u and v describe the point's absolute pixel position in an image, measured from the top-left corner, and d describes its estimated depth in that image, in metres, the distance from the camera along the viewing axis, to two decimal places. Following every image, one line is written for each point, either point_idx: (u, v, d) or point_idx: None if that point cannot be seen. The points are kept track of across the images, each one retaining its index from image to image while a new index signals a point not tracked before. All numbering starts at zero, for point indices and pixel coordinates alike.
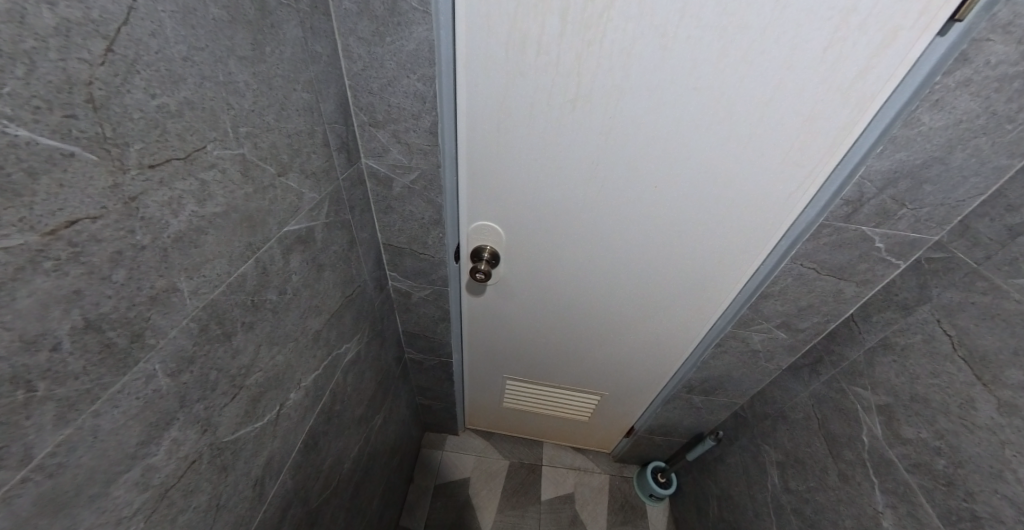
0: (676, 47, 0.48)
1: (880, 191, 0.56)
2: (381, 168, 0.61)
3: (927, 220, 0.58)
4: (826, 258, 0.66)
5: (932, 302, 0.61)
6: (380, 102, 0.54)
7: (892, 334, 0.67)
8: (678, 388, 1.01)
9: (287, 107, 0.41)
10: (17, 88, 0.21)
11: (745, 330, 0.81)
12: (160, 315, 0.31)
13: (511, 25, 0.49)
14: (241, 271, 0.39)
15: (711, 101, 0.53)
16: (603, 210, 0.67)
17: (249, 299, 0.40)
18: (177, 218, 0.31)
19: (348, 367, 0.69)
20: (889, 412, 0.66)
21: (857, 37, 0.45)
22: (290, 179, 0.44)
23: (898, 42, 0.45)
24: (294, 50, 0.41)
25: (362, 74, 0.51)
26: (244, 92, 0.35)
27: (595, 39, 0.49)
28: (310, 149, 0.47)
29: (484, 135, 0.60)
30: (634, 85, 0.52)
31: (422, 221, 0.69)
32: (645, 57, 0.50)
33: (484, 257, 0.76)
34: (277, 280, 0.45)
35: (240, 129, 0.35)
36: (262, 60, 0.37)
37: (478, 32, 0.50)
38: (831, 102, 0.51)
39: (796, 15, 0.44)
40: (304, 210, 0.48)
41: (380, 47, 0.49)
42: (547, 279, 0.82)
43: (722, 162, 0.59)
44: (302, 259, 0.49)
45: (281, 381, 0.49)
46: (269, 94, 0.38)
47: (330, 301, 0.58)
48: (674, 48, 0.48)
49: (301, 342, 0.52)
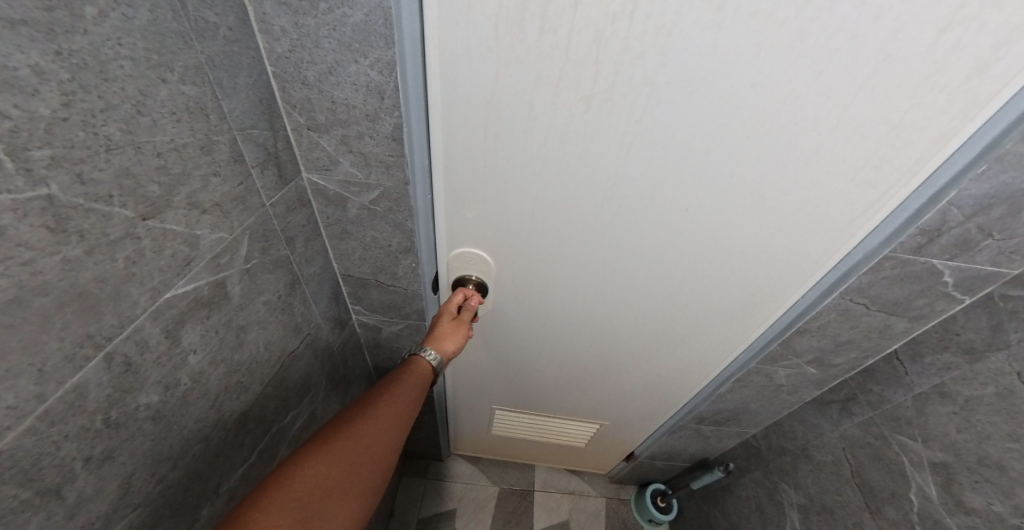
0: (734, 26, 0.34)
1: (965, 220, 0.45)
2: (329, 186, 0.46)
3: (1012, 252, 0.46)
4: (882, 293, 0.54)
5: (1009, 350, 0.51)
6: (320, 97, 0.38)
7: (950, 381, 0.57)
8: (688, 418, 0.90)
9: (151, 112, 0.26)
10: None
11: (772, 365, 0.70)
12: None
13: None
14: (75, 383, 0.24)
15: (772, 104, 0.39)
16: (617, 233, 0.54)
17: (98, 419, 0.25)
18: None
19: (299, 434, 0.55)
20: (948, 472, 0.57)
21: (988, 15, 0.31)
22: (171, 220, 0.29)
23: None
24: (156, 16, 0.25)
25: (290, 58, 0.36)
26: (38, 86, 0.19)
27: (622, 12, 0.34)
28: (206, 172, 0.31)
29: (468, 143, 0.45)
30: (669, 79, 0.38)
31: (388, 249, 0.54)
32: (690, 41, 0.35)
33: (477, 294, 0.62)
34: (159, 372, 0.29)
35: (39, 154, 0.20)
36: (82, 29, 0.21)
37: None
38: (935, 105, 0.37)
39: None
40: (205, 260, 0.32)
41: (311, 18, 0.33)
42: (546, 308, 0.68)
43: (777, 180, 0.45)
44: (208, 328, 0.34)
45: (183, 502, 0.34)
46: (106, 91, 0.23)
47: (264, 368, 0.43)
48: (732, 27, 0.34)
49: (216, 437, 0.37)
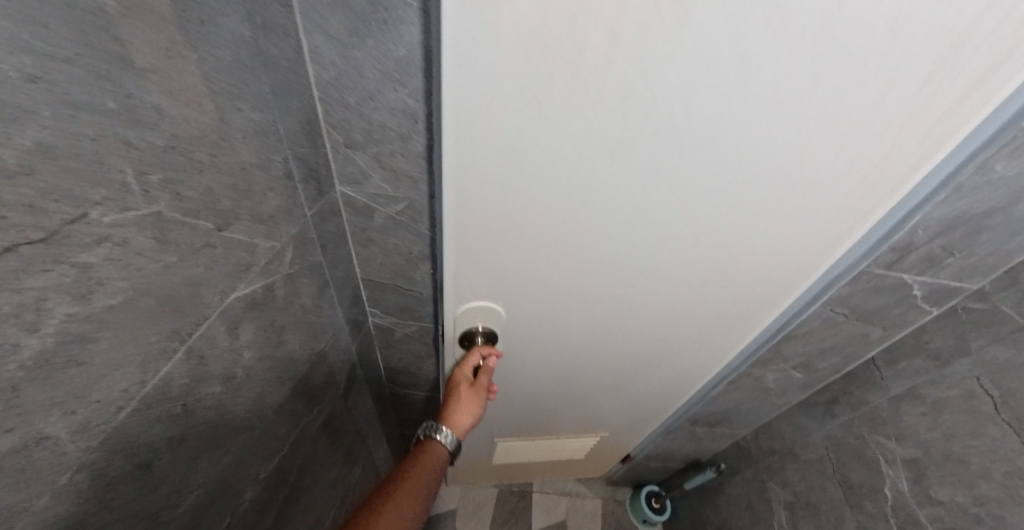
0: (757, 82, 0.33)
1: (930, 239, 0.50)
2: (358, 197, 0.50)
3: (972, 268, 0.52)
4: (860, 303, 0.60)
5: (971, 357, 0.56)
6: (358, 119, 0.42)
7: (921, 384, 0.62)
8: (682, 420, 0.95)
9: (228, 137, 0.30)
10: None
11: (762, 369, 0.75)
12: (16, 488, 0.20)
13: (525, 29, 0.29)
14: (162, 373, 0.27)
15: (780, 147, 0.40)
16: (625, 261, 0.55)
17: (176, 405, 0.29)
18: (39, 334, 0.19)
19: (320, 429, 0.58)
20: (918, 467, 0.63)
21: (960, 68, 0.34)
22: (236, 230, 0.32)
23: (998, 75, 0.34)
24: (236, 54, 0.29)
25: (334, 85, 0.39)
26: (154, 120, 0.23)
27: (654, 72, 0.32)
28: (263, 187, 0.35)
29: (484, 192, 0.43)
30: (690, 129, 0.37)
31: (408, 256, 0.57)
32: (718, 81, 0.33)
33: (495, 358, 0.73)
34: (220, 366, 0.33)
35: (151, 177, 0.24)
36: (186, 71, 0.25)
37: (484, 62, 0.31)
38: (922, 137, 0.40)
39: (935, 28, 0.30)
40: (258, 265, 0.36)
41: (359, 51, 0.36)
42: (552, 327, 0.68)
43: (777, 209, 0.47)
44: (256, 328, 0.37)
45: (231, 486, 0.38)
46: (200, 122, 0.27)
47: (297, 366, 0.47)
48: (754, 83, 0.33)
49: (258, 428, 0.41)
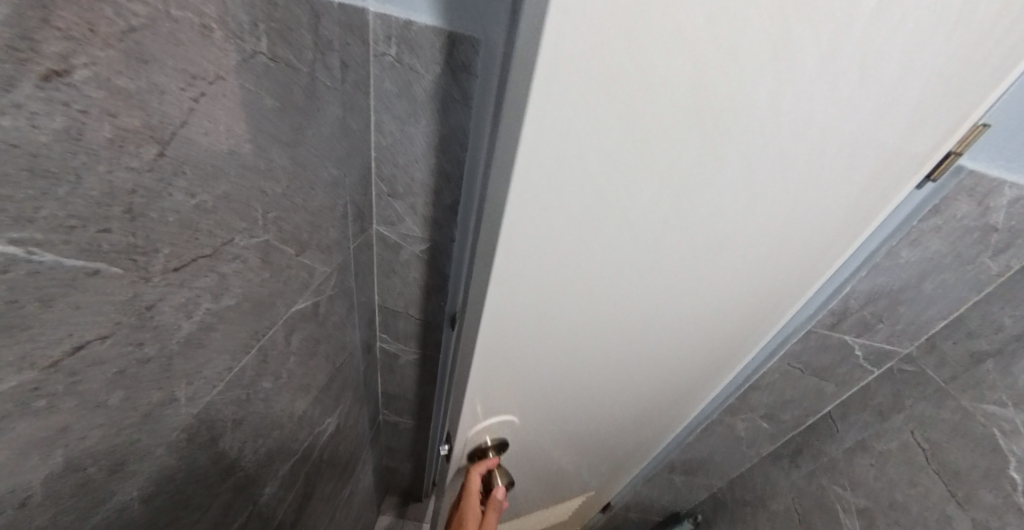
0: (759, 200, 0.36)
1: (861, 307, 0.60)
2: (391, 235, 0.59)
3: (900, 334, 0.61)
4: (812, 359, 0.68)
5: (906, 412, 0.64)
6: (403, 175, 0.52)
7: (868, 436, 0.69)
8: (661, 466, 0.99)
9: (315, 186, 0.39)
10: (57, 211, 0.17)
11: (732, 417, 0.82)
12: (149, 434, 0.26)
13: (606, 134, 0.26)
14: (241, 364, 0.34)
15: (765, 245, 0.43)
16: (633, 352, 0.54)
17: (243, 393, 0.36)
18: (189, 319, 0.27)
19: (326, 442, 0.63)
20: (869, 515, 0.68)
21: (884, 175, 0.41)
22: (306, 256, 0.41)
23: (903, 179, 0.43)
24: (331, 128, 0.39)
25: (389, 149, 0.50)
26: (280, 176, 0.33)
27: (687, 202, 0.33)
28: (329, 224, 0.44)
29: (518, 318, 0.40)
30: (704, 241, 0.39)
31: (424, 287, 0.66)
32: (731, 204, 0.35)
33: (499, 483, 0.67)
34: (274, 366, 0.40)
35: (269, 215, 0.33)
36: (302, 142, 0.35)
37: (545, 210, 0.30)
38: (854, 221, 0.47)
39: (881, 139, 0.35)
40: (313, 285, 0.44)
41: (413, 127, 0.48)
42: (559, 416, 0.65)
43: (753, 289, 0.51)
44: (302, 337, 0.45)
45: (259, 476, 0.43)
46: (303, 176, 0.36)
47: (321, 377, 0.53)
48: (757, 201, 0.36)
49: (286, 428, 0.46)
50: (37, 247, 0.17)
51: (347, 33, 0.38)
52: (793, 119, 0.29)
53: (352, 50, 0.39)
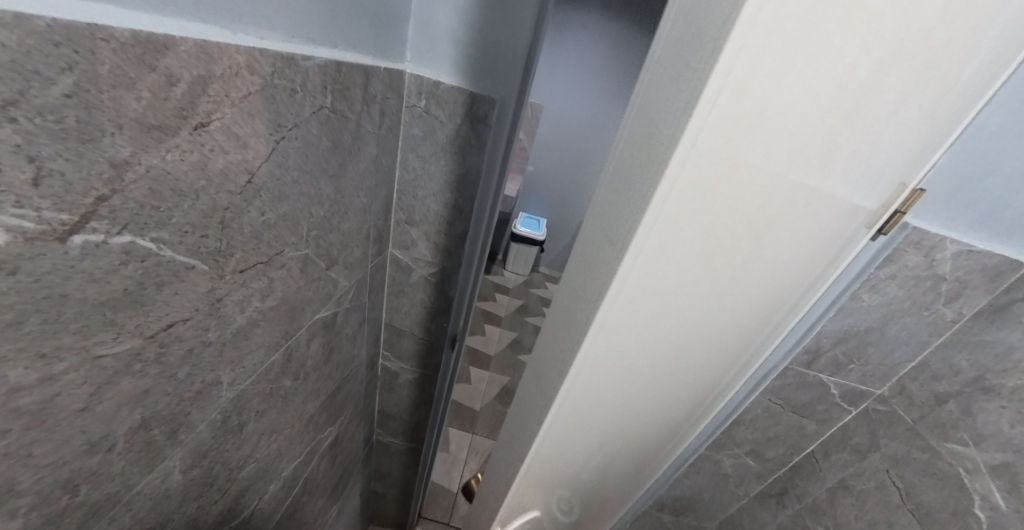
0: (791, 255, 0.38)
1: (833, 346, 0.66)
2: (404, 258, 0.65)
3: (871, 375, 0.66)
4: (791, 395, 0.73)
5: (881, 451, 0.66)
6: (421, 205, 0.59)
7: (849, 476, 0.70)
8: (650, 504, 0.99)
9: (348, 211, 0.46)
10: (180, 218, 0.23)
11: (718, 453, 0.85)
12: (198, 410, 0.30)
13: (739, 152, 0.25)
14: (271, 360, 0.39)
15: (782, 294, 0.45)
16: (668, 406, 0.53)
17: (268, 387, 0.40)
18: (242, 313, 0.32)
19: (325, 452, 0.65)
20: None
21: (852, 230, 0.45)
22: (333, 271, 0.46)
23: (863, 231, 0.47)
24: (367, 164, 0.47)
25: (411, 182, 0.57)
26: (324, 201, 0.39)
27: (757, 257, 0.35)
28: (354, 244, 0.50)
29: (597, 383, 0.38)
30: (751, 295, 0.40)
31: (430, 308, 0.71)
32: (777, 258, 0.37)
33: None
34: (295, 367, 0.44)
35: (312, 232, 0.39)
36: (343, 174, 0.42)
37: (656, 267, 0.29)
38: (826, 271, 0.49)
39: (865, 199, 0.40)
40: (335, 297, 0.49)
41: (433, 165, 0.56)
42: (593, 481, 0.61)
43: (759, 336, 0.53)
44: (320, 344, 0.49)
45: (266, 471, 0.46)
46: (341, 202, 0.43)
47: (330, 385, 0.57)
48: (790, 255, 0.38)
49: (295, 429, 0.50)
50: (163, 243, 0.23)
51: (388, 89, 0.46)
52: (830, 182, 0.33)
53: (389, 101, 0.47)
